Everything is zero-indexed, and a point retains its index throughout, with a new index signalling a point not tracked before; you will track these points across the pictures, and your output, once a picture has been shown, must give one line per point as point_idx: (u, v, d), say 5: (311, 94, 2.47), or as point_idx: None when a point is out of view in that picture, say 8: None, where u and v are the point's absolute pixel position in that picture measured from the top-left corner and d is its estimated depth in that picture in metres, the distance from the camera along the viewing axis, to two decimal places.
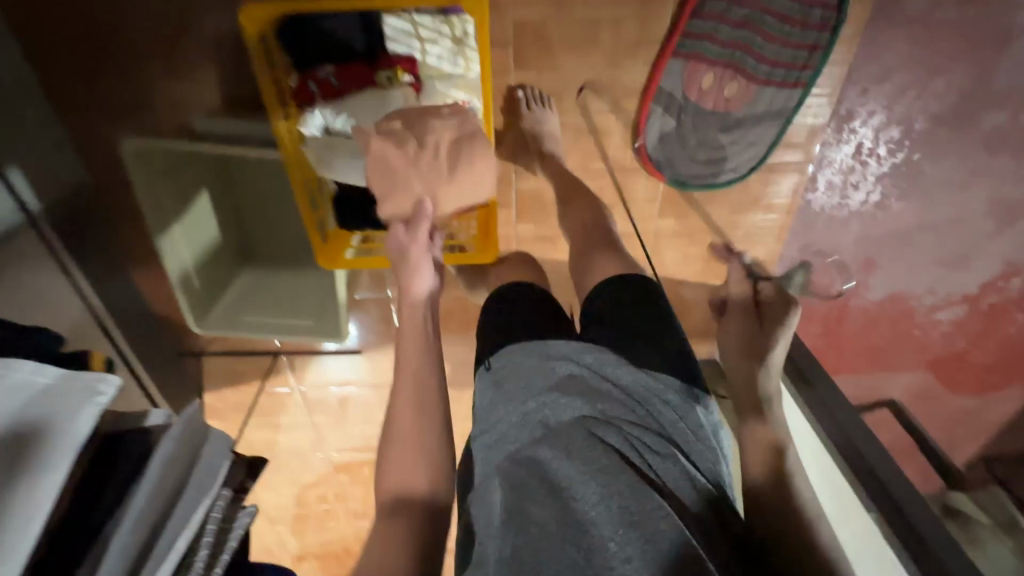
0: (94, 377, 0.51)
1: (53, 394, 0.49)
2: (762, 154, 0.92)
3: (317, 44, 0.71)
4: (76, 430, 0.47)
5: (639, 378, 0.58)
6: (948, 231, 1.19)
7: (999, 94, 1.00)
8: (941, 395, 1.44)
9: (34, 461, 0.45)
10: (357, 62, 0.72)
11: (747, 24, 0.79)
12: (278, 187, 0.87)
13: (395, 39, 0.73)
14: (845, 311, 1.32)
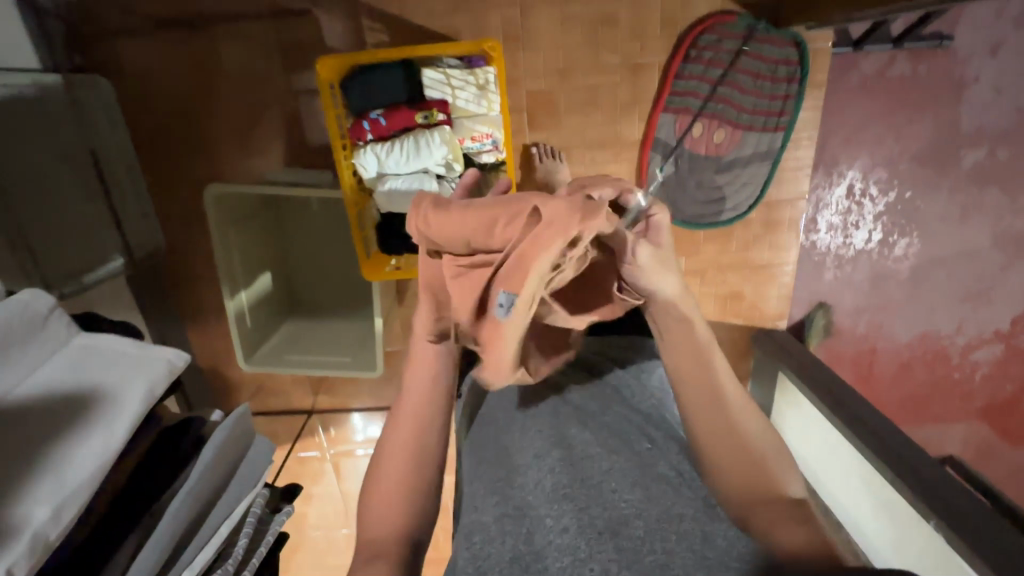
0: (167, 354, 0.56)
1: (130, 362, 0.53)
2: (757, 193, 1.02)
3: (364, 89, 0.71)
4: (146, 394, 0.52)
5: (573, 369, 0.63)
6: (960, 267, 1.22)
7: (971, 134, 1.10)
8: (1002, 448, 1.34)
9: (105, 416, 0.49)
10: (402, 106, 0.73)
11: (724, 81, 0.93)
12: (324, 238, 1.01)
13: (430, 86, 0.73)
14: (875, 355, 1.31)
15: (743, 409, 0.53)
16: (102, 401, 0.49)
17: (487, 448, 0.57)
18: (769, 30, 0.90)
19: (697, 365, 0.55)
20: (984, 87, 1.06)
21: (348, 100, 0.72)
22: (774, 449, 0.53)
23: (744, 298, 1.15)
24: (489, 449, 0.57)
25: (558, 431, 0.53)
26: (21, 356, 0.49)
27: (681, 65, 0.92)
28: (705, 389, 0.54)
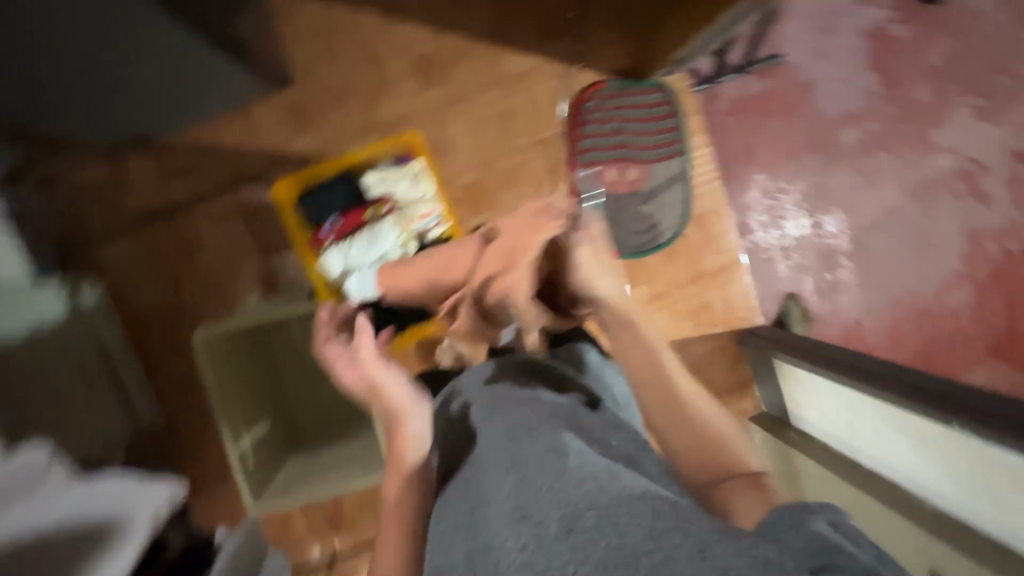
0: (166, 488, 0.62)
1: (132, 498, 0.60)
2: (683, 210, 1.15)
3: (318, 202, 0.88)
4: (143, 524, 0.59)
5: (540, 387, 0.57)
6: (889, 226, 1.33)
7: (838, 119, 1.28)
8: None
9: (107, 552, 0.56)
10: (351, 207, 0.89)
11: (618, 131, 1.11)
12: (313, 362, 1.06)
13: (371, 185, 0.90)
14: (861, 327, 1.34)
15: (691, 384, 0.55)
16: (116, 528, 0.57)
17: (460, 501, 0.50)
18: (638, 84, 1.11)
19: (646, 361, 0.58)
20: (828, 82, 1.27)
21: (304, 215, 0.89)
22: (730, 429, 0.54)
23: (713, 308, 1.21)
24: (452, 500, 0.51)
25: (515, 452, 0.47)
26: (16, 510, 0.53)
27: (579, 127, 1.10)
28: (655, 383, 0.57)
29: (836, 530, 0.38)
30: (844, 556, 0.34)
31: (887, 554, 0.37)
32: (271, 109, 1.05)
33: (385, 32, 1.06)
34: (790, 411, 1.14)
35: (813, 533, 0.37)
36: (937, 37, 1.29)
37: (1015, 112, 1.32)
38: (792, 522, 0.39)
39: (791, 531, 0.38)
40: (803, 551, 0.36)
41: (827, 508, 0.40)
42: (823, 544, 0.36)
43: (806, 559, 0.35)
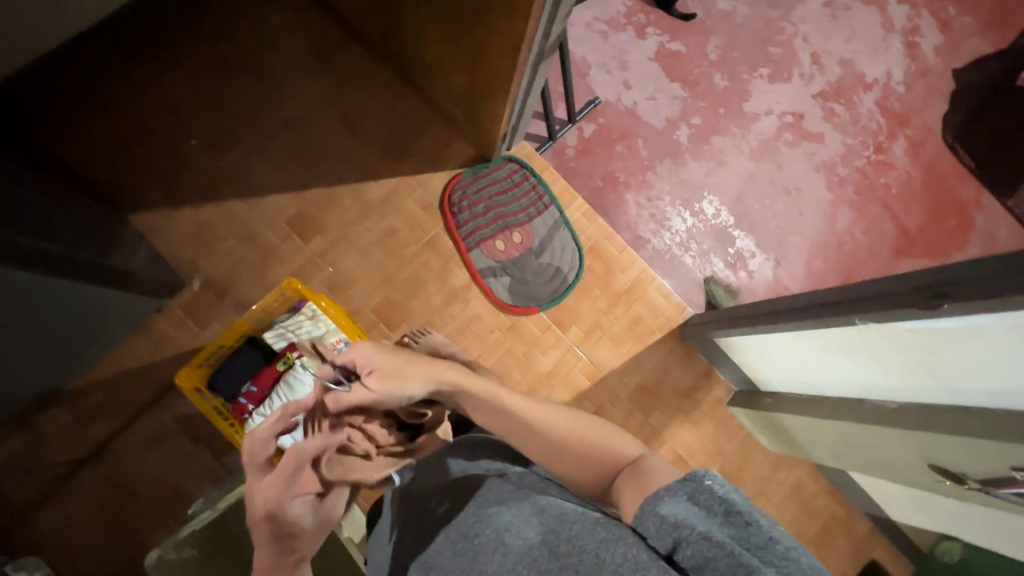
0: None
1: None
2: (576, 247, 1.26)
3: (230, 374, 0.95)
4: None
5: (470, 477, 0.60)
6: (754, 189, 1.48)
7: (666, 126, 1.47)
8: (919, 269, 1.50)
9: None
10: (262, 368, 0.95)
11: (490, 208, 1.24)
12: None
13: (276, 341, 0.98)
14: (777, 280, 1.45)
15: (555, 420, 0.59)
16: None
17: None
18: (487, 165, 1.25)
19: (493, 416, 0.60)
20: (644, 102, 1.47)
21: (219, 391, 0.94)
22: (595, 431, 0.58)
23: (644, 318, 1.26)
24: None
25: (481, 551, 0.49)
26: None
27: (454, 218, 1.21)
28: (511, 429, 0.59)
29: (688, 505, 0.43)
30: (728, 510, 0.42)
31: (737, 507, 0.42)
32: (171, 316, 1.10)
33: (255, 211, 1.17)
34: (753, 378, 1.19)
35: (664, 516, 0.43)
36: (708, 38, 1.54)
37: (795, 67, 1.57)
38: (648, 506, 0.45)
39: (649, 514, 0.44)
40: (656, 536, 0.42)
41: (685, 485, 0.45)
42: (672, 529, 0.41)
43: (660, 543, 0.42)
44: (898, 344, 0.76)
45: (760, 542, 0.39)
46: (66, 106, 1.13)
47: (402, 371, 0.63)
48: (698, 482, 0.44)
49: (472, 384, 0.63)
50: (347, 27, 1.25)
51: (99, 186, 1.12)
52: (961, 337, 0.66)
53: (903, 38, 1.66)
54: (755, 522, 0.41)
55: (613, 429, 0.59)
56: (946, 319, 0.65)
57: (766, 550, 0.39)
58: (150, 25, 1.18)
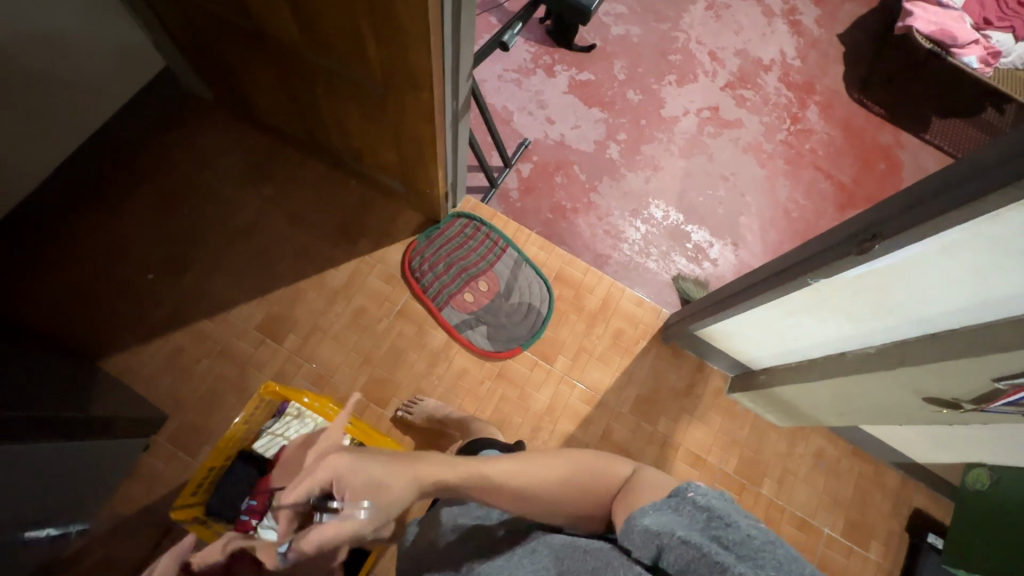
0: None
1: None
2: (542, 280, 1.29)
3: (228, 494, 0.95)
4: None
5: (468, 539, 0.58)
6: (693, 185, 1.55)
7: (597, 148, 1.55)
8: None
9: None
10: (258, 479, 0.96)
11: (451, 264, 1.27)
12: None
13: (267, 449, 1.01)
14: (740, 262, 1.49)
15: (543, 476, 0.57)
16: None
17: None
18: (438, 226, 1.29)
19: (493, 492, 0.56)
20: (570, 133, 1.56)
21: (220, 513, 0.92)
22: (585, 462, 0.59)
23: (625, 330, 1.28)
24: None
25: None
26: None
27: (418, 284, 1.23)
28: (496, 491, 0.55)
29: (670, 515, 0.42)
30: (712, 517, 0.41)
31: (717, 513, 0.41)
32: (160, 451, 1.08)
33: (223, 326, 1.18)
34: (744, 360, 1.21)
35: (646, 527, 0.42)
36: (612, 62, 1.66)
37: (698, 67, 1.69)
38: (634, 519, 0.44)
39: (634, 526, 0.43)
40: (639, 546, 0.41)
41: (670, 498, 0.44)
42: (655, 537, 0.40)
43: (644, 553, 0.41)
44: (852, 288, 0.79)
45: (738, 540, 0.39)
46: (19, 273, 1.15)
47: (381, 484, 0.50)
48: (682, 496, 0.44)
49: (447, 472, 0.54)
50: (277, 135, 1.32)
51: (65, 342, 1.12)
52: (904, 268, 0.70)
53: (786, 20, 1.81)
54: (734, 522, 0.40)
55: (593, 459, 0.60)
56: (883, 258, 0.69)
57: (743, 546, 0.38)
58: (88, 179, 1.22)
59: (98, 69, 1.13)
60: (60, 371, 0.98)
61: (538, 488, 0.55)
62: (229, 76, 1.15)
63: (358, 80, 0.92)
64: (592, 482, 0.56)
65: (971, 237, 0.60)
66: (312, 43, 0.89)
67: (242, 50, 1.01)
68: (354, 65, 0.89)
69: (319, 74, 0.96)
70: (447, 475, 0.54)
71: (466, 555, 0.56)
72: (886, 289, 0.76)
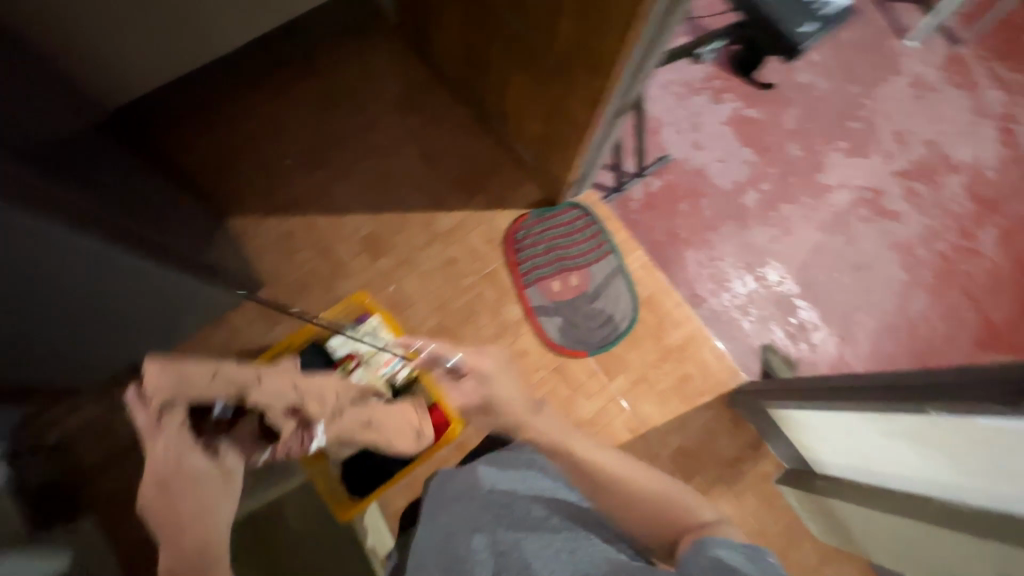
0: None
1: None
2: (632, 296, 1.27)
3: None
4: None
5: (516, 492, 0.67)
6: (821, 262, 1.44)
7: (735, 189, 1.47)
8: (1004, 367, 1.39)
9: None
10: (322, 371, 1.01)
11: (551, 249, 1.27)
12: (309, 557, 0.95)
13: (337, 348, 1.04)
14: (840, 357, 1.38)
15: (625, 476, 0.65)
16: None
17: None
18: (552, 209, 1.29)
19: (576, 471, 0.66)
20: (713, 165, 1.49)
21: None
22: (664, 488, 0.65)
23: (693, 378, 1.23)
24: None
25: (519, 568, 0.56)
26: None
27: (515, 255, 1.25)
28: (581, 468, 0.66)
29: (740, 555, 0.54)
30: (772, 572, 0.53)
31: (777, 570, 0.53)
32: (243, 314, 1.19)
33: (331, 227, 1.26)
34: (808, 457, 1.12)
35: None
36: (784, 108, 1.55)
37: (876, 144, 1.54)
38: (707, 545, 0.55)
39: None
40: (706, 564, 0.53)
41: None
42: (723, 565, 0.52)
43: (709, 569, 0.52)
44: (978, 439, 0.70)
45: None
46: (190, 120, 1.29)
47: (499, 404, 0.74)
48: (757, 551, 0.55)
49: (547, 424, 0.70)
50: (438, 74, 1.37)
51: (203, 191, 1.25)
52: None
53: (997, 124, 1.60)
54: None
55: (675, 487, 0.66)
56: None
57: None
58: (269, 60, 1.34)
59: None
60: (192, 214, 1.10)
61: (625, 488, 0.64)
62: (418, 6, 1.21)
63: (535, 46, 0.93)
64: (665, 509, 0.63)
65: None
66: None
67: None
68: (540, 32, 0.89)
69: (502, 30, 0.98)
70: (549, 428, 0.70)
71: (514, 505, 0.64)
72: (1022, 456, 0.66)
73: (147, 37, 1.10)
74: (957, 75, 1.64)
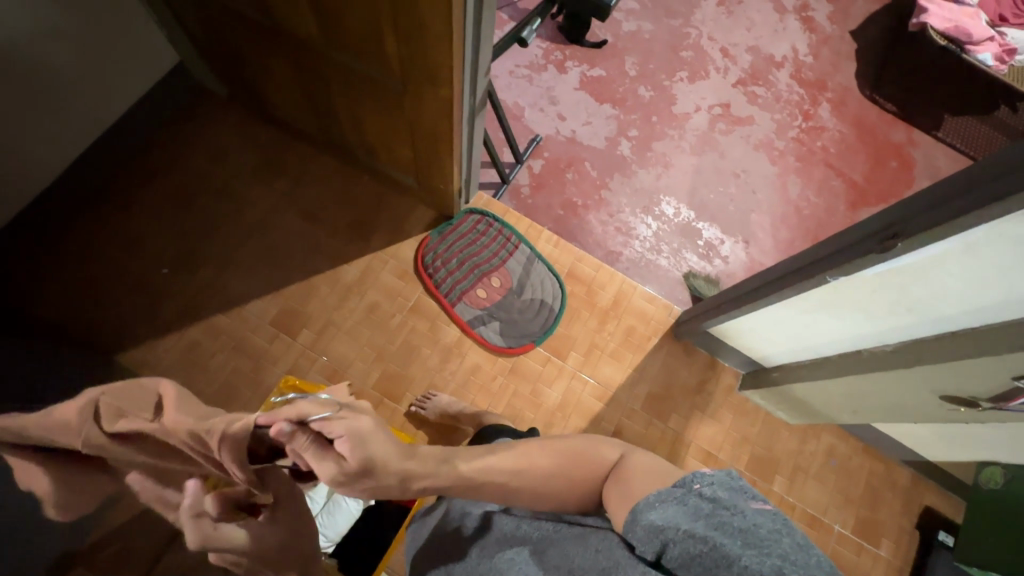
0: None
1: None
2: (555, 276, 1.30)
3: None
4: None
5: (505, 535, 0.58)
6: (705, 181, 1.55)
7: (609, 144, 1.55)
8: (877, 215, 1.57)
9: None
10: None
11: (464, 260, 1.27)
12: None
13: None
14: (751, 259, 1.50)
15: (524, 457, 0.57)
16: None
17: None
18: (450, 222, 1.29)
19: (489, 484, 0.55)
20: (581, 129, 1.55)
21: None
22: (572, 444, 0.59)
23: (637, 327, 1.28)
24: None
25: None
26: None
27: (431, 280, 1.24)
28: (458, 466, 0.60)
29: (675, 508, 0.44)
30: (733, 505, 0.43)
31: (724, 505, 0.43)
32: None
33: (238, 320, 1.18)
34: (756, 358, 1.21)
35: (652, 522, 0.43)
36: (623, 58, 1.65)
37: (709, 64, 1.68)
38: (640, 513, 0.45)
39: (639, 520, 0.44)
40: (643, 542, 0.43)
41: (679, 491, 0.46)
42: (659, 533, 0.42)
43: (648, 549, 0.42)
44: (886, 285, 0.77)
45: (742, 529, 0.40)
46: (33, 269, 1.16)
47: (379, 461, 0.45)
48: (690, 489, 0.46)
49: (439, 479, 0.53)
50: (291, 130, 1.32)
51: (78, 336, 1.13)
52: (936, 266, 0.69)
53: (798, 16, 1.79)
54: (741, 511, 0.42)
55: (578, 444, 0.59)
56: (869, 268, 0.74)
57: (750, 534, 0.40)
58: (102, 172, 1.23)
59: (116, 72, 1.15)
60: (77, 368, 0.99)
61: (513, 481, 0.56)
62: (246, 75, 1.16)
63: (377, 78, 0.92)
64: (580, 461, 0.57)
65: (970, 247, 0.63)
66: (332, 40, 0.88)
67: (257, 42, 1.01)
68: (373, 62, 0.88)
69: (337, 71, 0.96)
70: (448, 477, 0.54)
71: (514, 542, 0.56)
72: (925, 287, 0.73)
73: None
74: None
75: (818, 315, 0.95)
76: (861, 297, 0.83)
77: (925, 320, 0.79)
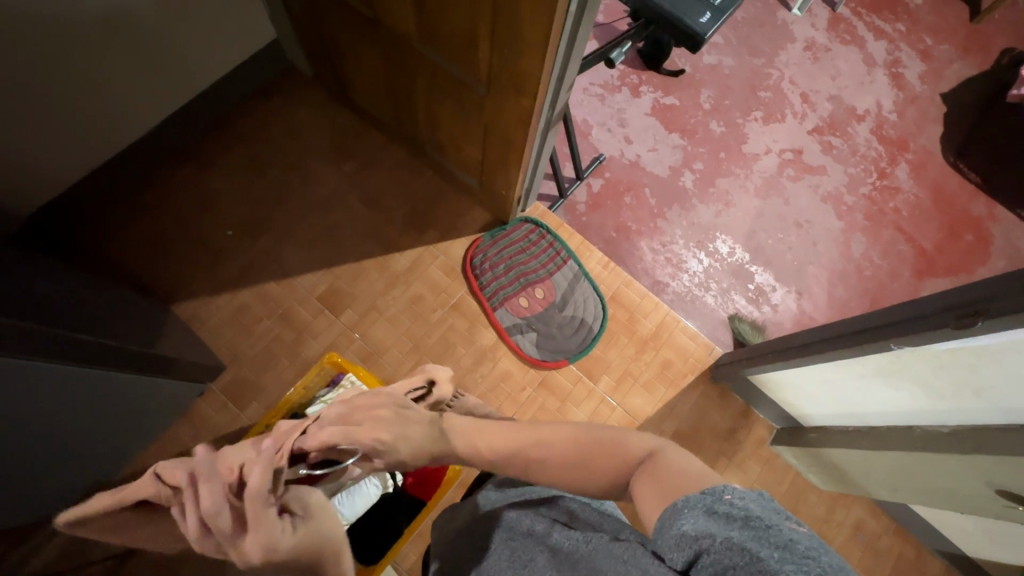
0: None
1: None
2: (598, 297, 1.29)
3: None
4: None
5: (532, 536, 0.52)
6: (765, 225, 1.51)
7: (672, 174, 1.53)
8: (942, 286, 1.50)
9: None
10: None
11: (512, 266, 1.29)
12: None
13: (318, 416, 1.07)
14: (801, 311, 1.45)
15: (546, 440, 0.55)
16: None
17: None
18: (505, 227, 1.31)
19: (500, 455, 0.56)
20: (646, 155, 1.54)
21: None
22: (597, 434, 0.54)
23: (674, 362, 1.26)
24: None
25: None
26: None
27: (477, 280, 1.25)
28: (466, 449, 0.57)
29: (704, 516, 0.37)
30: (771, 520, 0.35)
31: (758, 515, 0.36)
32: (212, 399, 1.14)
33: (288, 290, 1.22)
34: (795, 415, 1.17)
35: (684, 531, 0.37)
36: (699, 90, 1.63)
37: (787, 107, 1.65)
38: (670, 521, 0.39)
39: (669, 528, 0.38)
40: (673, 550, 0.36)
41: (706, 497, 0.39)
42: (693, 541, 0.35)
43: (678, 557, 0.36)
44: (953, 363, 0.73)
45: (779, 544, 0.33)
46: (116, 212, 1.24)
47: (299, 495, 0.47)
48: (717, 496, 0.39)
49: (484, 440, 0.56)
50: (367, 118, 1.37)
51: (142, 282, 1.20)
52: (1016, 354, 0.65)
53: (887, 70, 1.73)
54: (775, 524, 0.35)
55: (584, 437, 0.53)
56: (940, 342, 0.71)
57: (787, 548, 0.33)
58: (189, 132, 1.30)
59: (218, 41, 1.22)
60: (140, 309, 1.05)
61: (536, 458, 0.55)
62: (335, 59, 1.21)
63: (460, 78, 0.94)
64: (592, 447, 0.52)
65: None
66: (426, 38, 0.91)
67: (353, 30, 1.05)
68: (462, 62, 0.91)
69: (424, 67, 0.99)
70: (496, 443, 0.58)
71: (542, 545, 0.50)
72: (998, 372, 0.69)
73: (53, 135, 1.06)
74: (844, 33, 1.77)
75: (872, 382, 0.91)
76: (923, 370, 0.80)
77: (990, 405, 0.75)
